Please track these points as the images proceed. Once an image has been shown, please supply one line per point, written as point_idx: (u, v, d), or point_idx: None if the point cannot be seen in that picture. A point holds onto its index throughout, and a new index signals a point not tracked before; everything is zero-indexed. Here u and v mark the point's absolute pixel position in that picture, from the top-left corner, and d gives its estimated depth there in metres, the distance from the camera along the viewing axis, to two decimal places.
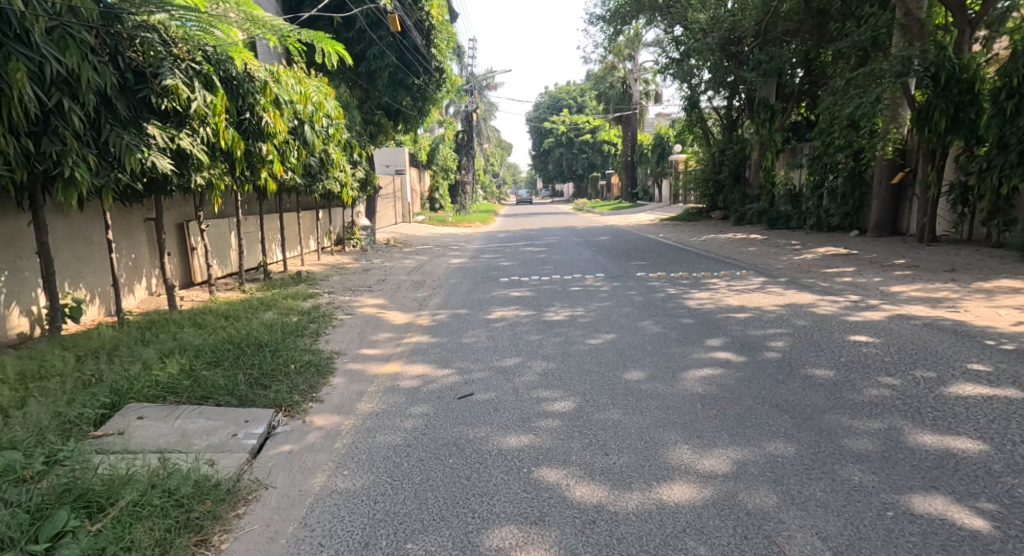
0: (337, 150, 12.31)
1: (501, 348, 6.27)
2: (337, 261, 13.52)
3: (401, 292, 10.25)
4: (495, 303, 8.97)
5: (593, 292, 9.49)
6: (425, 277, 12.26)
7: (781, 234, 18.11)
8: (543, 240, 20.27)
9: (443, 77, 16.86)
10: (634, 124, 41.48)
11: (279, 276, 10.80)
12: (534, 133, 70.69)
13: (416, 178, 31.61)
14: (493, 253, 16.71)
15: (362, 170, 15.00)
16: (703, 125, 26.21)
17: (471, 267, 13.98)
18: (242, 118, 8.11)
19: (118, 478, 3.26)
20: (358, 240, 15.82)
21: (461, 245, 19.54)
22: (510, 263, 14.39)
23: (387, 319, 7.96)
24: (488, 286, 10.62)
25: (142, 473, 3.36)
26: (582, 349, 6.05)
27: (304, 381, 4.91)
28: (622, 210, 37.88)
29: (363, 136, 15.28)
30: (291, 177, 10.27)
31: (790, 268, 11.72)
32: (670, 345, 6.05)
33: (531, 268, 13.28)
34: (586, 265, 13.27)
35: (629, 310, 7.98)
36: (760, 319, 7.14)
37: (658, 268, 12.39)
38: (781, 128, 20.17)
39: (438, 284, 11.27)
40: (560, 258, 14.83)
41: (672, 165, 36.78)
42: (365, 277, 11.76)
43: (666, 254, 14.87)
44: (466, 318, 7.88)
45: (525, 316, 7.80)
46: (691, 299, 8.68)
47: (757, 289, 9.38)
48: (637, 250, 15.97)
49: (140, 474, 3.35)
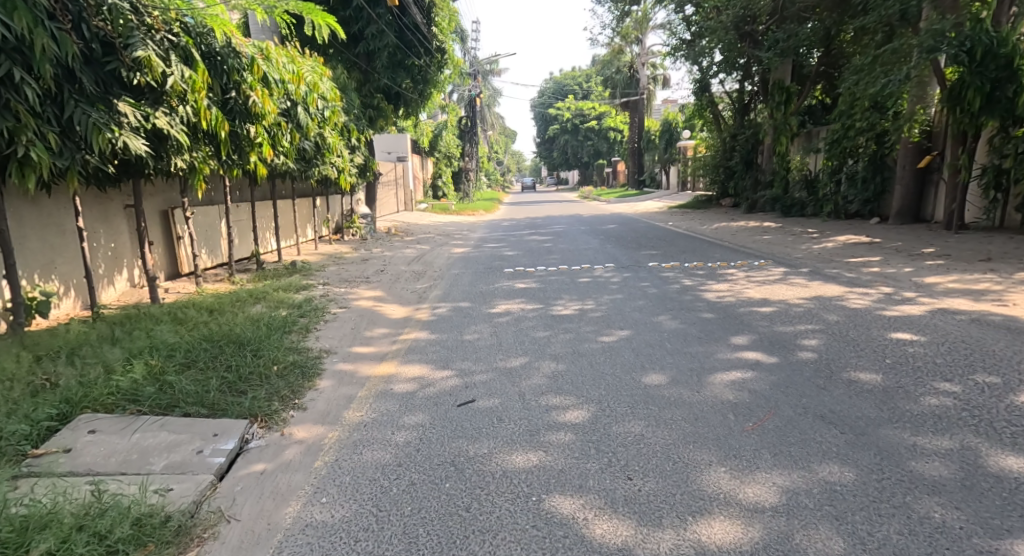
0: (332, 134, 11.82)
1: (506, 346, 5.75)
2: (334, 250, 13.00)
3: (401, 284, 9.75)
4: (500, 295, 8.45)
5: (603, 284, 8.96)
6: (428, 267, 11.76)
7: (795, 223, 17.51)
8: (550, 228, 19.73)
9: (444, 58, 16.36)
10: (641, 110, 40.87)
11: (273, 266, 10.29)
12: (538, 120, 70.00)
13: (418, 164, 31.07)
14: (498, 242, 16.20)
15: (361, 155, 14.47)
16: (713, 109, 25.63)
17: (475, 256, 13.46)
18: (227, 97, 7.61)
19: (38, 517, 2.78)
20: (357, 229, 15.32)
21: (463, 234, 19.05)
22: (516, 252, 13.87)
23: (386, 313, 7.45)
24: (494, 277, 10.11)
25: (73, 510, 2.87)
26: (596, 348, 5.52)
27: (286, 386, 4.39)
28: (628, 198, 37.31)
29: (362, 120, 14.77)
30: (283, 161, 9.80)
31: (809, 257, 11.17)
32: (693, 344, 5.52)
33: (537, 257, 12.76)
34: (595, 254, 12.75)
35: (644, 303, 7.45)
36: (787, 314, 6.61)
37: (669, 257, 11.86)
38: (796, 110, 19.96)
39: (441, 275, 10.77)
40: (567, 247, 14.30)
41: (680, 152, 36.14)
42: (364, 267, 11.26)
43: (677, 243, 14.33)
44: (469, 312, 7.38)
45: (532, 310, 7.30)
46: (709, 291, 8.14)
47: (778, 280, 8.83)
48: (646, 239, 15.41)
49: (69, 510, 2.87)
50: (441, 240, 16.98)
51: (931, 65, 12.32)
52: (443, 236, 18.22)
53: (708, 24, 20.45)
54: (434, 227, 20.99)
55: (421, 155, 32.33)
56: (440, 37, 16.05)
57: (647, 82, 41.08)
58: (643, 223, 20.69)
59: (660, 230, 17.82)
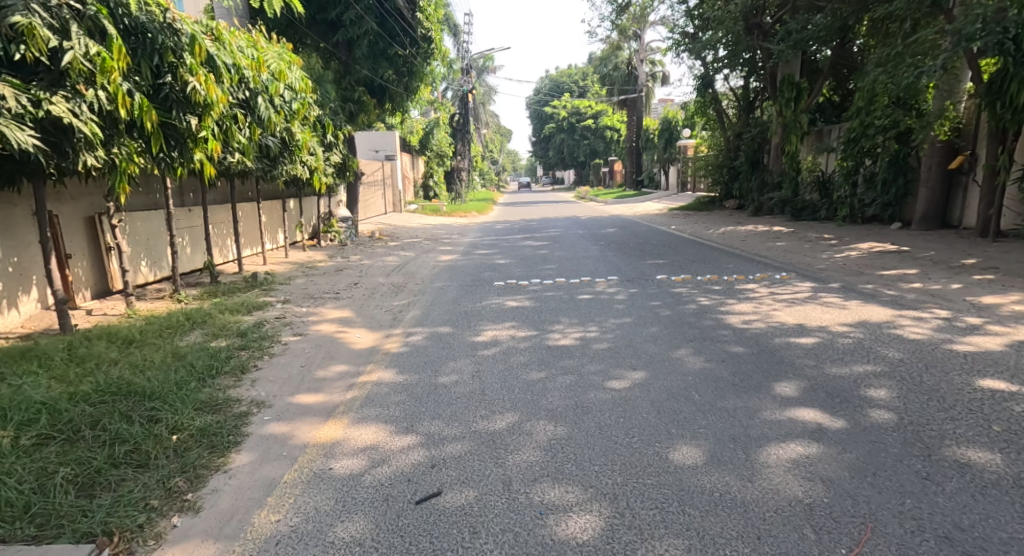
0: (303, 129, 10.63)
1: (490, 397, 4.54)
2: (306, 259, 11.84)
3: (375, 301, 8.56)
4: (487, 317, 7.23)
5: (607, 303, 7.75)
6: (410, 279, 10.55)
7: (807, 227, 16.36)
8: (545, 232, 18.54)
9: (432, 49, 15.29)
10: (639, 107, 39.76)
11: (230, 280, 9.12)
12: (533, 118, 68.85)
13: (407, 163, 29.87)
14: (489, 248, 14.98)
15: (338, 154, 13.30)
16: (717, 108, 24.54)
17: (462, 266, 12.24)
18: (160, 82, 6.41)
19: None
20: (336, 234, 14.24)
21: (453, 238, 17.82)
22: (508, 260, 12.65)
23: (348, 343, 6.23)
24: (482, 293, 8.89)
25: None
26: (605, 402, 4.31)
27: (173, 470, 3.35)
28: (627, 199, 36.16)
29: (340, 114, 13.60)
30: (238, 160, 8.60)
31: (835, 269, 9.98)
32: (729, 395, 4.32)
33: (532, 266, 11.56)
34: (595, 264, 11.55)
35: (659, 332, 6.24)
36: (835, 348, 5.42)
37: (678, 269, 10.64)
38: (806, 108, 18.84)
39: (422, 288, 9.56)
40: (563, 255, 13.10)
41: (681, 151, 35.01)
42: (335, 279, 10.06)
43: (683, 250, 13.15)
44: (449, 341, 6.15)
45: (524, 339, 6.07)
46: (732, 313, 6.95)
47: (809, 299, 7.63)
48: (649, 245, 14.23)
49: None
50: (428, 245, 15.76)
51: (968, 56, 11.12)
52: (431, 241, 17.00)
53: (714, 16, 19.41)
54: (422, 230, 19.77)
55: (410, 153, 31.08)
56: (426, 25, 15.08)
57: (645, 80, 40.04)
58: (644, 227, 19.51)
59: (663, 235, 16.63)
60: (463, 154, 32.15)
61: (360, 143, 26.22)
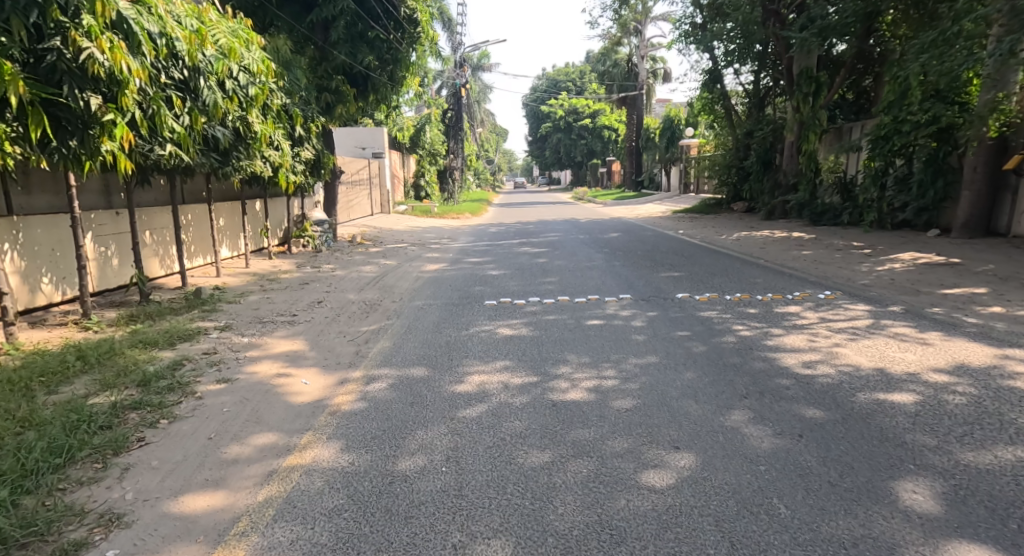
0: (262, 119, 9.14)
1: (474, 519, 3.06)
2: (269, 269, 10.38)
3: (337, 326, 7.07)
4: (475, 353, 5.74)
5: (623, 333, 6.27)
6: (386, 294, 9.04)
7: (831, 233, 14.91)
8: (542, 237, 17.09)
9: (418, 33, 13.94)
10: (640, 105, 38.37)
11: (167, 298, 7.61)
12: (530, 117, 67.49)
13: (397, 161, 28.37)
14: (481, 256, 13.49)
15: (308, 149, 11.81)
16: (725, 105, 23.19)
17: (449, 277, 10.73)
18: (45, 49, 4.94)
19: None
20: (310, 239, 12.91)
21: (442, 243, 16.33)
22: (501, 271, 11.14)
23: (288, 394, 4.70)
24: (470, 317, 7.38)
25: None
26: (648, 523, 2.95)
27: None
28: (627, 200, 34.80)
29: (313, 104, 12.12)
30: (172, 154, 7.13)
31: (885, 287, 8.51)
32: (840, 524, 2.91)
33: (529, 279, 10.07)
34: (602, 277, 10.09)
35: (698, 381, 4.74)
36: (949, 412, 3.93)
37: (698, 284, 9.17)
38: (825, 104, 17.43)
39: (398, 308, 8.07)
40: (564, 265, 11.62)
41: (683, 151, 33.59)
42: (296, 295, 8.59)
43: (700, 260, 11.69)
44: (422, 393, 4.69)
45: (520, 393, 4.61)
46: (784, 351, 5.47)
47: (874, 329, 6.15)
48: (660, 254, 12.77)
49: None
50: (414, 252, 14.26)
51: None
52: (418, 246, 15.52)
53: (727, 3, 17.91)
54: (410, 234, 18.30)
55: (401, 151, 29.66)
56: (411, 6, 13.67)
57: (646, 77, 38.77)
58: (650, 231, 18.04)
59: (673, 241, 15.17)
60: (455, 152, 30.73)
61: (346, 141, 24.75)
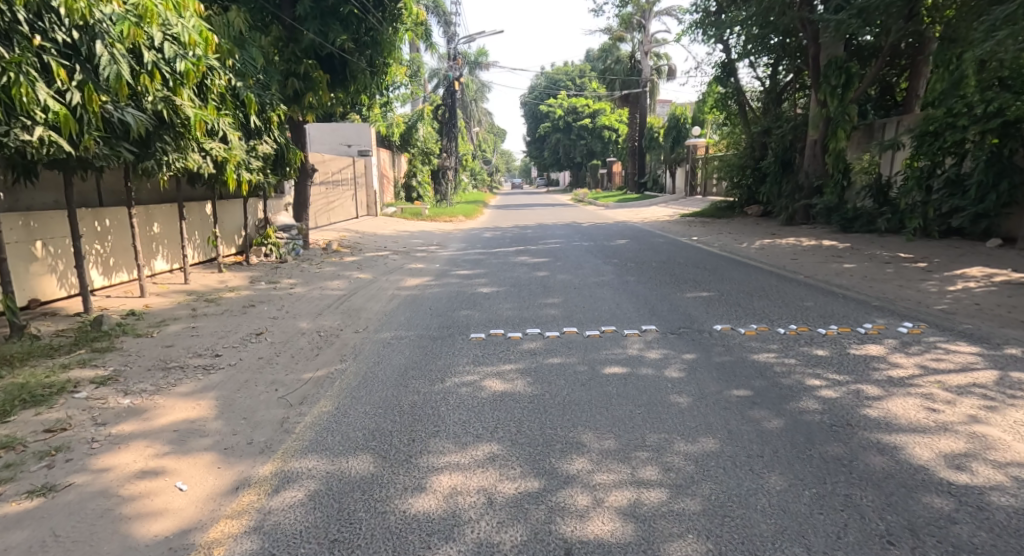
0: (195, 103, 7.42)
1: None
2: (211, 286, 8.67)
3: (270, 373, 5.33)
4: (449, 429, 4.01)
5: (657, 395, 4.51)
6: (347, 322, 7.27)
7: (868, 242, 13.16)
8: (542, 244, 15.34)
9: (399, 10, 12.38)
10: (643, 104, 36.68)
11: (50, 331, 5.86)
12: (528, 117, 65.87)
13: (386, 160, 26.60)
14: (472, 268, 11.71)
15: (264, 144, 10.10)
16: (739, 102, 21.53)
17: (431, 297, 8.96)
18: None
19: None
20: (274, 247, 11.32)
21: (429, 252, 14.56)
22: (494, 289, 9.37)
23: (133, 519, 3.06)
24: (448, 360, 5.63)
25: None
26: None
27: None
28: (630, 202, 33.11)
29: (275, 88, 10.42)
30: (49, 142, 5.34)
31: (977, 315, 6.74)
32: None
33: (528, 300, 8.32)
34: (614, 297, 8.35)
35: (794, 500, 3.04)
36: None
37: (734, 310, 7.43)
38: (857, 96, 15.67)
39: (359, 344, 6.31)
40: (568, 281, 9.87)
41: (689, 151, 31.90)
42: (231, 322, 6.87)
43: (727, 275, 9.94)
44: (358, 520, 3.03)
45: (513, 532, 2.94)
46: (906, 433, 3.69)
47: (1014, 390, 4.37)
48: (679, 267, 11.04)
49: None
50: (396, 262, 12.46)
51: None
52: (401, 255, 13.76)
53: None
54: (396, 240, 16.56)
55: (392, 150, 27.99)
56: None
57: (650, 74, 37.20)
58: (661, 238, 16.34)
59: (690, 251, 13.44)
60: (449, 151, 29.02)
61: (330, 137, 23.00)
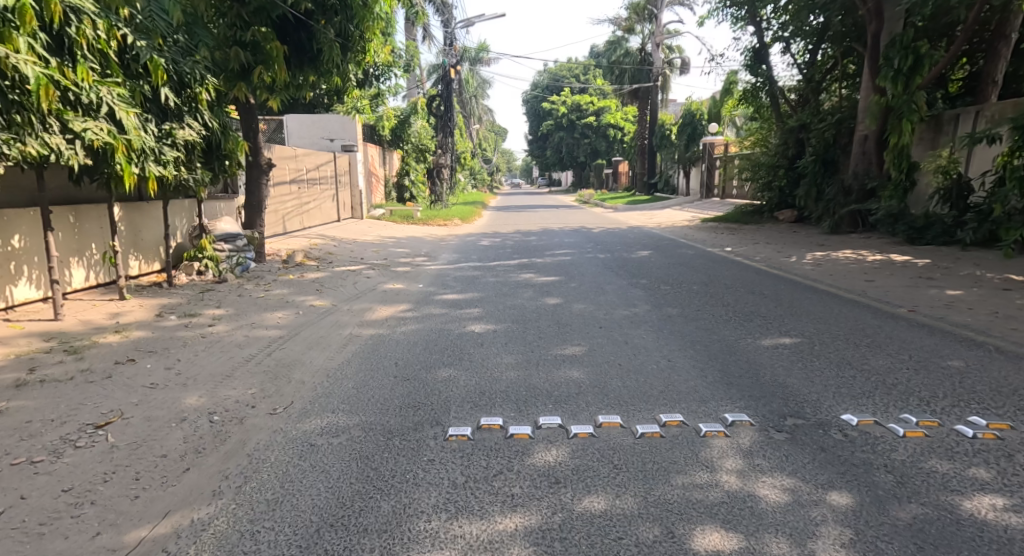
0: (46, 61, 5.08)
1: None
2: (90, 325, 6.22)
3: (58, 539, 2.97)
4: None
5: None
6: (263, 394, 4.81)
7: (952, 258, 10.64)
8: (550, 257, 12.85)
9: None
10: (654, 99, 34.15)
11: None
12: (530, 115, 63.47)
13: (376, 157, 24.17)
14: (462, 291, 9.18)
15: (186, 131, 7.66)
16: (770, 93, 19.02)
17: (402, 341, 6.47)
18: None
19: None
20: (210, 262, 9.09)
21: (413, 265, 12.06)
22: (489, 327, 6.90)
23: None
24: (399, 503, 3.19)
25: None
26: None
27: None
28: (641, 205, 30.50)
29: (206, 57, 7.97)
30: None
31: None
32: None
33: (536, 351, 5.84)
34: (659, 347, 5.85)
35: None
36: None
37: (848, 375, 4.90)
38: (924, 83, 13.02)
39: (260, 449, 3.84)
40: (587, 315, 7.39)
41: (705, 150, 29.36)
42: (73, 395, 4.42)
43: (800, 308, 7.44)
44: None
45: None
46: None
47: None
48: (729, 292, 8.57)
49: None
50: (369, 282, 9.98)
51: None
52: (377, 270, 11.28)
53: None
54: (376, 249, 14.09)
55: (382, 146, 25.52)
56: None
57: (662, 67, 34.66)
58: (689, 249, 13.90)
59: (733, 268, 10.96)
60: (445, 149, 26.92)
61: (311, 130, 20.27)
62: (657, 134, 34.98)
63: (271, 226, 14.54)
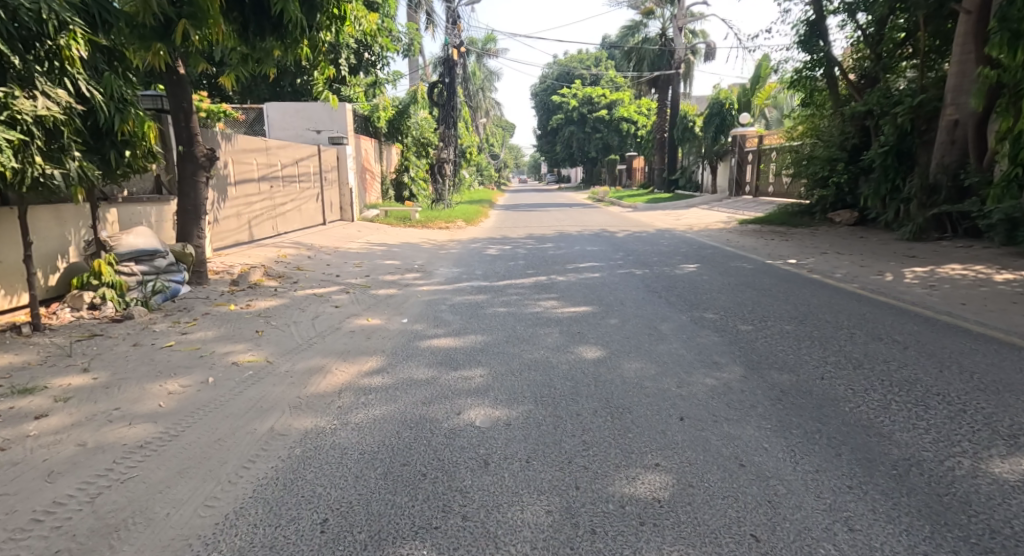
0: None
1: None
2: None
3: None
4: None
5: None
6: None
7: None
8: (571, 272, 10.16)
9: None
10: (675, 88, 31.30)
11: None
12: (538, 109, 60.64)
13: (370, 150, 21.48)
14: (458, 331, 6.51)
15: (32, 104, 5.04)
16: (827, 75, 16.22)
17: (351, 448, 3.80)
18: None
19: None
20: (110, 292, 6.62)
21: (399, 284, 9.40)
22: (495, 415, 4.24)
23: None
24: None
25: None
26: None
27: None
28: (664, 204, 27.64)
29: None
30: None
31: None
32: None
33: (583, 492, 3.18)
34: (811, 484, 3.18)
35: None
36: None
37: None
38: None
39: None
40: (651, 387, 4.71)
41: (734, 143, 26.49)
42: None
43: (986, 375, 4.75)
44: None
45: None
46: None
47: None
48: (846, 339, 5.88)
49: None
50: (336, 315, 7.34)
51: None
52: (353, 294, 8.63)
53: None
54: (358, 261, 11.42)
55: (378, 139, 22.84)
56: None
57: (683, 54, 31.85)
58: (745, 261, 11.18)
59: (820, 292, 8.25)
60: (446, 142, 23.46)
61: (294, 120, 17.80)
62: (678, 127, 32.03)
63: (230, 233, 11.88)
